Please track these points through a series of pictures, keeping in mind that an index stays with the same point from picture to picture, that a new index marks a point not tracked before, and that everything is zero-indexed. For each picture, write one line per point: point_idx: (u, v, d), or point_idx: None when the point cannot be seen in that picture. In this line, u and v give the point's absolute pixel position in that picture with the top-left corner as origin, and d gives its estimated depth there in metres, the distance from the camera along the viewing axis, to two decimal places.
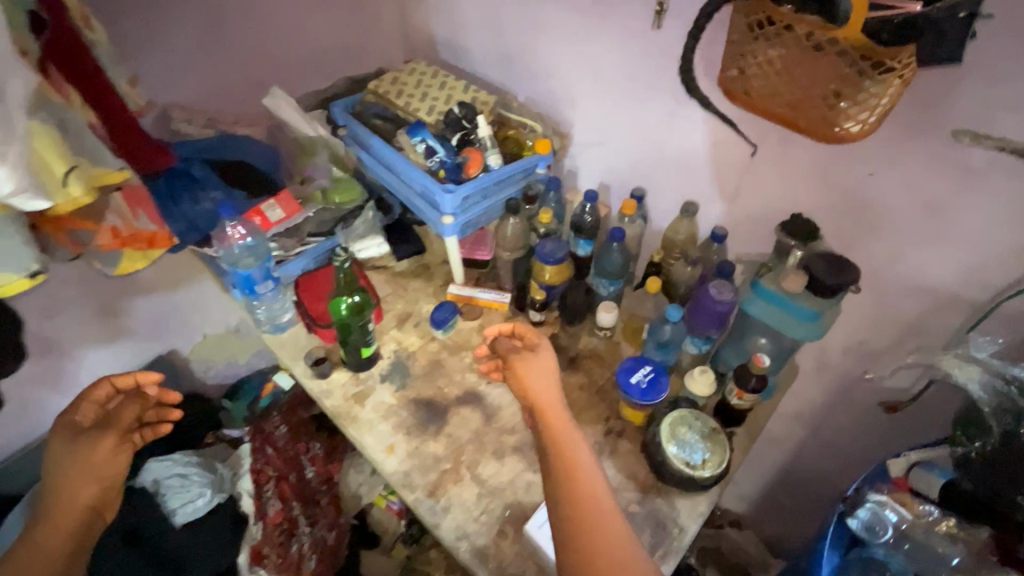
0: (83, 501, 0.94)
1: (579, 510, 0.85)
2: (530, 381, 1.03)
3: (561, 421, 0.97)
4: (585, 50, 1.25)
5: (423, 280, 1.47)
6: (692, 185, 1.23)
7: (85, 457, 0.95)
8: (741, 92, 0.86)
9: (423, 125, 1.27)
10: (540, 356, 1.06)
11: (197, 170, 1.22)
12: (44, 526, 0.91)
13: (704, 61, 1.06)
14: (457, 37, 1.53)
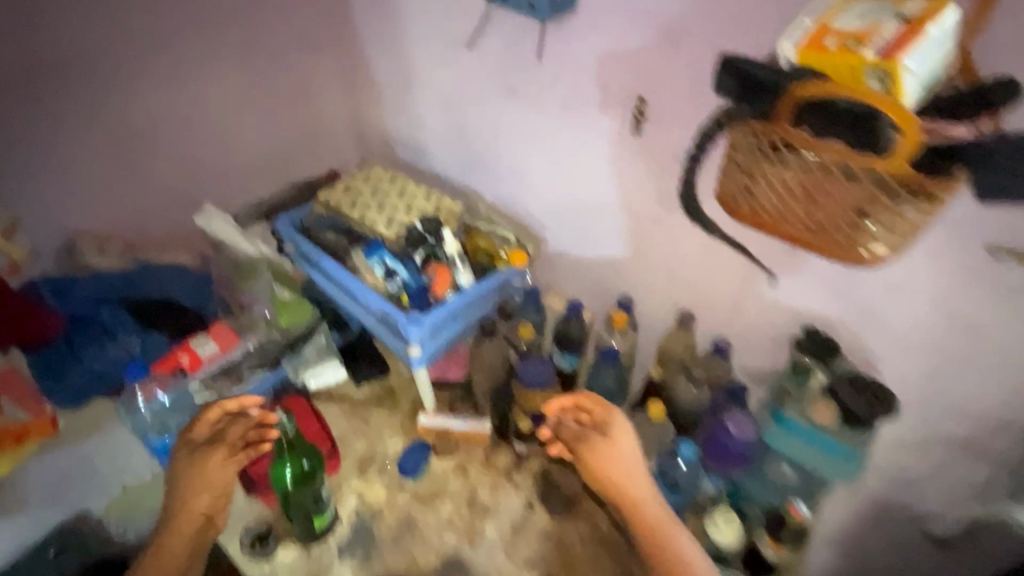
0: (196, 511, 0.93)
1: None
2: (609, 469, 0.94)
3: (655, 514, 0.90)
4: (556, 153, 1.15)
5: (387, 408, 1.27)
6: (687, 292, 1.11)
7: (190, 482, 0.93)
8: (746, 210, 0.73)
9: (381, 243, 1.12)
10: (614, 439, 0.96)
11: (104, 318, 1.13)
12: (159, 552, 0.90)
13: (692, 167, 0.97)
14: (415, 137, 1.42)
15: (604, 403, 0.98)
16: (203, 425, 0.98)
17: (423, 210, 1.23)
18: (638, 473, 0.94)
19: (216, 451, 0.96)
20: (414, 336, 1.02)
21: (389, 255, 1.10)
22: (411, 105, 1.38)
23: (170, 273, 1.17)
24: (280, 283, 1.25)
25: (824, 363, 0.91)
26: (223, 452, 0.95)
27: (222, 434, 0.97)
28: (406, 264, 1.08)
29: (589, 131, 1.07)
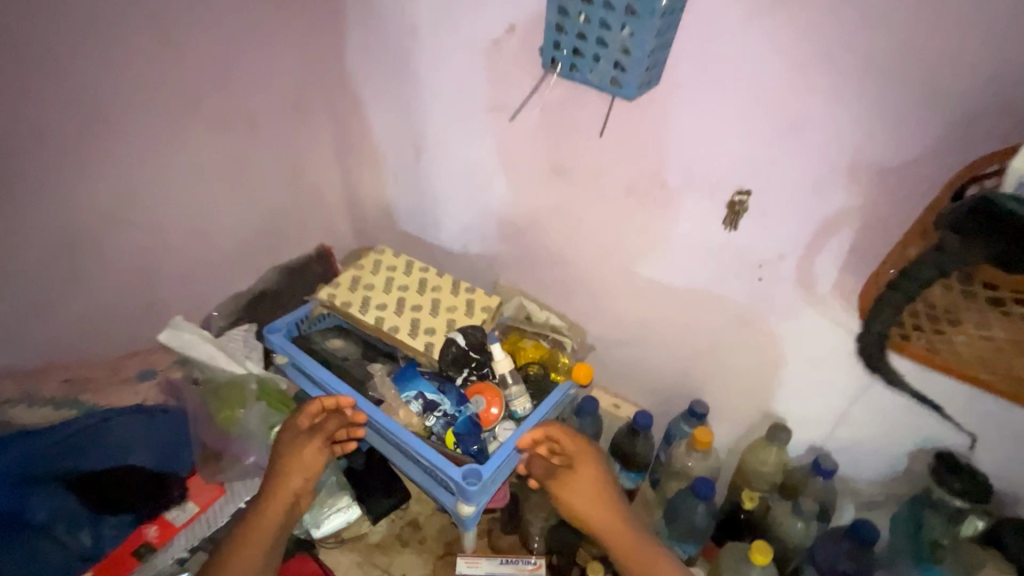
0: (289, 490, 0.86)
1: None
2: (585, 503, 0.86)
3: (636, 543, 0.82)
4: (616, 241, 0.97)
5: (414, 549, 1.05)
6: (777, 402, 0.95)
7: (292, 459, 0.88)
8: (935, 356, 0.60)
9: (415, 369, 0.93)
10: (586, 474, 0.87)
11: (42, 507, 0.80)
12: (257, 519, 0.83)
13: (800, 271, 0.81)
14: (428, 210, 1.21)
15: (566, 431, 0.88)
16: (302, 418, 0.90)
17: (453, 308, 1.01)
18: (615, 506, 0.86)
19: (309, 449, 0.89)
20: (474, 493, 0.76)
21: (427, 384, 0.91)
22: (422, 173, 1.17)
23: (128, 426, 0.89)
24: (274, 408, 0.99)
25: (981, 508, 0.76)
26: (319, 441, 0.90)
27: (320, 428, 0.90)
28: (449, 391, 0.90)
29: (662, 217, 0.90)
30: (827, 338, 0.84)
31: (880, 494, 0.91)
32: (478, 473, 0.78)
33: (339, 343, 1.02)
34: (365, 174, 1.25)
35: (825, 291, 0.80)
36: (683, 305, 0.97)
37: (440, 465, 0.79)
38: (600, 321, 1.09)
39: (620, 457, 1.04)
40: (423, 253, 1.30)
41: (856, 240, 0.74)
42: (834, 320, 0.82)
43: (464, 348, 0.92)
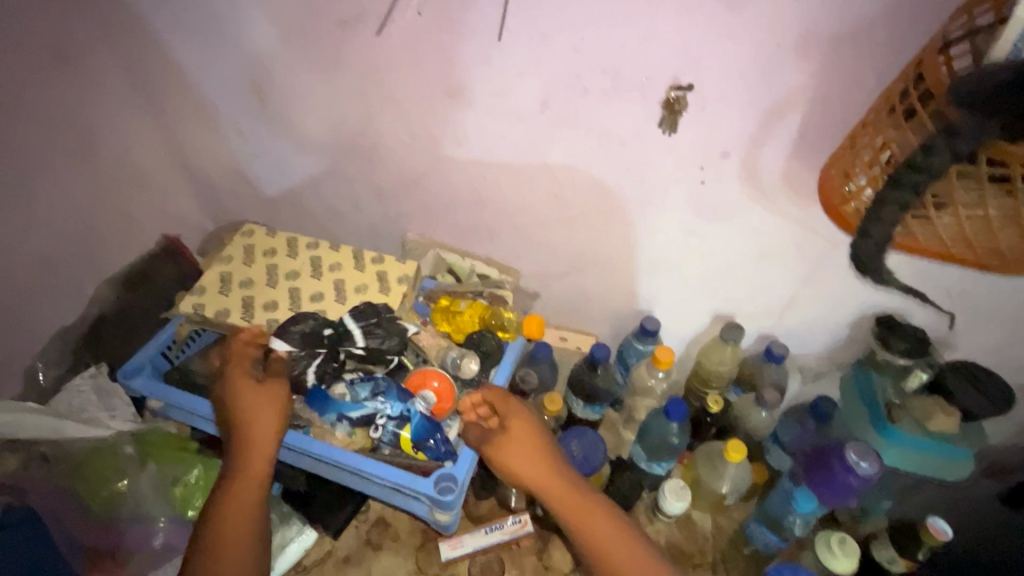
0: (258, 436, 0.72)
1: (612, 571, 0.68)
2: (510, 456, 0.74)
3: (568, 491, 0.72)
4: (533, 167, 0.83)
5: (388, 548, 0.95)
6: (723, 302, 0.93)
7: (252, 399, 0.74)
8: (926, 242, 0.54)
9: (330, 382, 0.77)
10: (515, 427, 0.76)
11: None
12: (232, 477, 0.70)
13: (744, 165, 0.73)
14: (296, 168, 0.97)
15: (499, 394, 0.78)
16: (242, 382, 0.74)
17: (363, 288, 0.85)
18: (549, 455, 0.74)
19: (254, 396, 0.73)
20: (454, 503, 0.70)
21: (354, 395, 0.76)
22: (276, 121, 0.91)
23: None
24: (167, 464, 0.78)
25: (924, 361, 0.81)
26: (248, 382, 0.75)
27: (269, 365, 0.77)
28: (387, 387, 0.77)
29: (588, 132, 0.76)
30: (774, 231, 0.80)
31: (826, 364, 0.95)
32: (452, 480, 0.72)
33: None
34: (193, 133, 0.97)
35: (774, 184, 0.74)
36: (621, 226, 0.87)
37: (407, 484, 0.71)
38: (529, 259, 0.98)
39: (583, 394, 0.97)
40: (306, 221, 1.06)
41: (806, 124, 0.67)
42: (781, 212, 0.77)
43: (297, 352, 0.77)
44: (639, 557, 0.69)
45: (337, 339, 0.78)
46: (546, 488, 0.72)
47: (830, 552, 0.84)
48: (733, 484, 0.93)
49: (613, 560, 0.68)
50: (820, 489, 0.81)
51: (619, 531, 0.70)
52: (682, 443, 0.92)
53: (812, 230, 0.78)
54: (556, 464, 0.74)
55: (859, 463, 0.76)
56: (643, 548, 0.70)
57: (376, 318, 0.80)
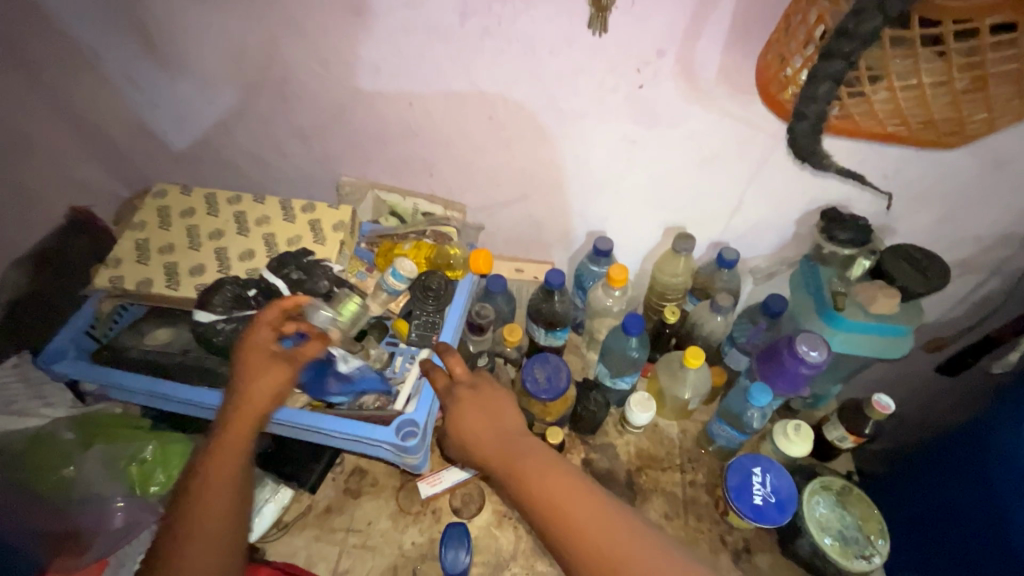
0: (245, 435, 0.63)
1: (566, 533, 0.59)
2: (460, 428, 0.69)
3: (520, 453, 0.65)
4: (461, 88, 0.77)
5: (369, 493, 0.97)
6: (672, 213, 0.92)
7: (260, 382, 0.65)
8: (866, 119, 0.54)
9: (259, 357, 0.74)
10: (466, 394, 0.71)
11: None
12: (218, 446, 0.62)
13: (680, 62, 0.69)
14: (204, 116, 0.88)
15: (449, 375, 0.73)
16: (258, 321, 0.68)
17: (297, 240, 0.79)
18: (507, 425, 0.69)
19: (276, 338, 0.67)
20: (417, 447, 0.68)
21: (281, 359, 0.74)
22: (167, 64, 0.81)
23: None
24: (114, 444, 0.74)
25: (865, 248, 0.82)
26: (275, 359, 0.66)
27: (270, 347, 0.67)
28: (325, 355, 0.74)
29: (511, 41, 0.70)
30: (714, 132, 0.77)
31: (777, 264, 0.96)
32: (413, 425, 0.70)
33: (169, 335, 0.77)
34: (73, 89, 0.85)
35: (713, 80, 0.71)
36: (562, 144, 0.83)
37: (368, 435, 0.69)
38: (472, 190, 0.94)
39: (543, 321, 0.96)
40: (228, 175, 0.98)
41: (739, 8, 0.63)
42: (723, 111, 0.74)
43: (227, 318, 0.72)
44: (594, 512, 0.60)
45: (262, 297, 0.74)
46: (498, 455, 0.66)
47: (786, 438, 0.90)
48: (695, 389, 0.95)
49: (565, 518, 0.59)
50: (776, 381, 0.84)
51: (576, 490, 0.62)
52: (642, 355, 0.93)
53: (755, 126, 0.76)
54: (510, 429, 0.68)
55: (809, 353, 0.80)
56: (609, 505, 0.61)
57: (298, 269, 0.76)
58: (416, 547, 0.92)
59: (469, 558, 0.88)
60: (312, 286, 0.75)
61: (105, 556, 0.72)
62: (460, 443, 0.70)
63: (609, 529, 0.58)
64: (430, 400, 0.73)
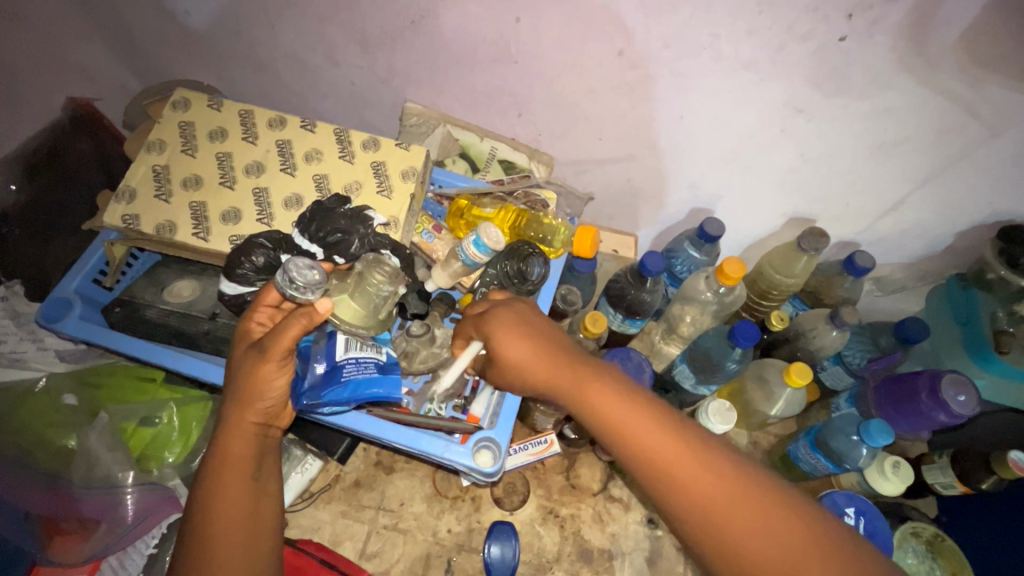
0: (245, 452, 0.50)
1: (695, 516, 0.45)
2: (530, 375, 0.55)
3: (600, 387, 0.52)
4: (596, 8, 0.58)
5: (403, 471, 0.87)
6: (806, 202, 0.75)
7: (255, 389, 0.50)
8: None
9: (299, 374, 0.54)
10: (536, 332, 0.56)
11: None
12: (212, 484, 0.49)
13: (915, 13, 0.51)
14: (245, 3, 0.68)
15: (516, 304, 0.59)
16: (256, 312, 0.54)
17: (356, 187, 0.62)
18: (598, 367, 0.53)
19: (279, 341, 0.50)
20: (497, 472, 0.57)
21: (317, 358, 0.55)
22: None
23: None
24: (126, 406, 0.64)
25: None
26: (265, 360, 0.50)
27: (265, 342, 0.50)
28: (358, 368, 0.55)
29: None
30: (916, 111, 0.59)
31: (911, 277, 0.81)
32: (491, 443, 0.59)
33: (193, 292, 0.63)
34: None
35: (948, 40, 0.52)
36: (706, 100, 0.64)
37: (439, 453, 0.57)
38: (566, 142, 0.76)
39: (624, 307, 0.82)
40: (269, 85, 0.79)
41: None
42: (938, 86, 0.56)
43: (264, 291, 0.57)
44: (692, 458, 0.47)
45: (282, 286, 0.51)
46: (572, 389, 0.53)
47: (881, 476, 0.78)
48: (785, 406, 0.83)
49: (690, 490, 0.45)
50: (898, 421, 0.73)
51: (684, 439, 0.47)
52: (739, 368, 0.79)
53: (970, 111, 0.58)
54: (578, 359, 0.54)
55: (955, 398, 0.66)
56: (734, 464, 0.46)
57: (337, 228, 0.57)
58: (453, 536, 0.84)
59: (515, 559, 0.80)
60: (363, 268, 0.58)
61: (103, 555, 0.60)
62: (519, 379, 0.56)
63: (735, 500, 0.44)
64: (513, 414, 0.61)
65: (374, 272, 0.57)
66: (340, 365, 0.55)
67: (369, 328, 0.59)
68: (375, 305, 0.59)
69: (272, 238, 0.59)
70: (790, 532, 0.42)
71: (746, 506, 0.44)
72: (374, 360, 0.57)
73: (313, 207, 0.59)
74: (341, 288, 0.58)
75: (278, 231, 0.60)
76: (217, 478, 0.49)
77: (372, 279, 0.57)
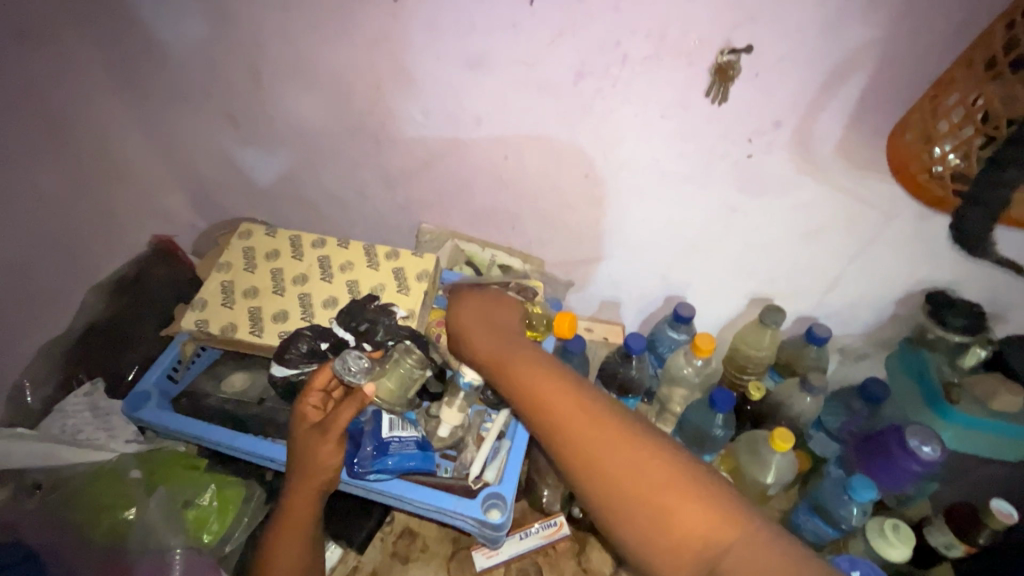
0: (303, 516, 0.60)
1: (569, 444, 0.53)
2: (471, 339, 0.68)
3: (511, 353, 0.64)
4: (562, 146, 0.77)
5: (417, 561, 0.88)
6: (761, 284, 0.88)
7: (313, 460, 0.61)
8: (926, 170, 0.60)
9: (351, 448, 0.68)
10: (486, 318, 0.71)
11: None
12: (276, 539, 0.60)
13: (797, 135, 0.68)
14: (298, 158, 0.89)
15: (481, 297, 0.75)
16: (310, 392, 0.65)
17: (380, 288, 0.77)
18: (522, 345, 0.65)
19: (335, 424, 0.61)
20: (504, 524, 0.66)
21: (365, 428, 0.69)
22: (271, 106, 0.83)
23: None
24: (178, 487, 0.72)
25: (983, 338, 0.78)
26: (321, 439, 0.61)
27: (327, 422, 0.62)
28: (402, 444, 0.67)
29: (614, 111, 0.71)
30: (822, 205, 0.75)
31: (870, 345, 0.91)
32: (499, 499, 0.68)
33: (245, 382, 0.75)
34: (179, 124, 0.88)
35: (829, 152, 0.69)
36: (657, 206, 0.81)
37: (452, 507, 0.66)
38: (552, 247, 0.92)
39: (617, 386, 0.91)
40: (311, 217, 0.98)
41: (864, 88, 0.62)
42: (833, 185, 0.72)
43: (304, 373, 0.69)
44: (579, 402, 0.55)
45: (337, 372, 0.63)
46: (490, 357, 0.65)
47: (886, 540, 0.78)
48: (779, 473, 0.87)
49: (575, 434, 0.53)
50: (885, 477, 0.77)
51: (571, 385, 0.57)
52: (727, 434, 0.86)
53: (866, 202, 0.73)
54: (506, 334, 0.68)
55: (921, 448, 0.73)
56: (611, 410, 0.54)
57: (366, 319, 0.72)
58: None
59: None
60: (397, 355, 0.70)
61: None
62: (461, 348, 0.69)
63: (608, 432, 0.52)
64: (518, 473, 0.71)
65: (406, 357, 0.70)
66: (387, 442, 0.67)
67: (402, 406, 0.70)
68: (409, 387, 0.70)
69: (314, 330, 0.72)
70: (649, 456, 0.50)
71: (617, 435, 0.52)
72: (414, 438, 0.69)
73: (349, 305, 0.74)
74: (382, 372, 0.69)
75: (318, 324, 0.73)
76: (277, 537, 0.60)
77: (409, 365, 0.70)
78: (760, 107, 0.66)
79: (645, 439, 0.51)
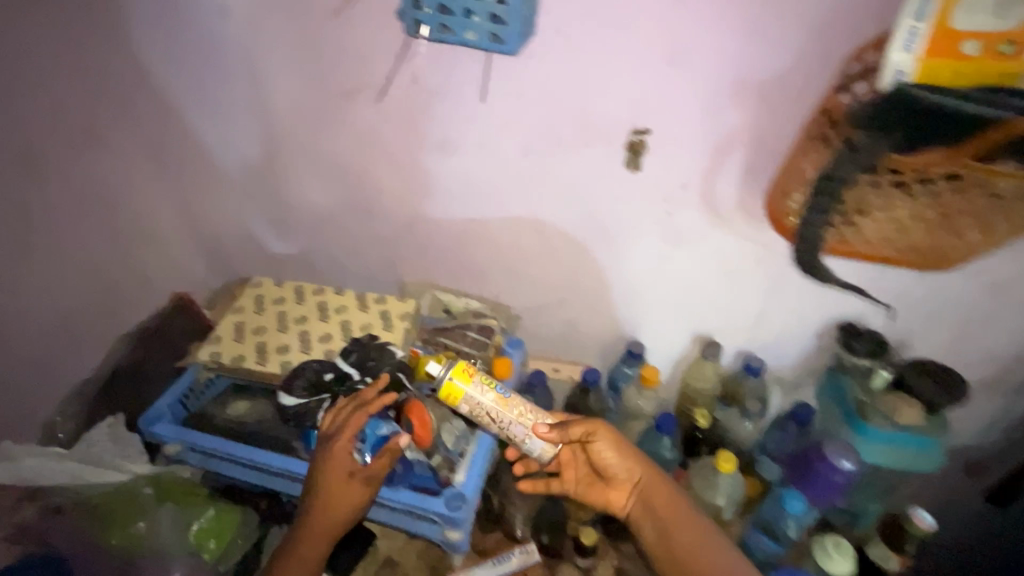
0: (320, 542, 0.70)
1: (678, 567, 0.78)
2: (615, 493, 0.85)
3: (654, 495, 0.82)
4: (517, 208, 0.93)
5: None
6: (700, 322, 1.01)
7: (341, 495, 0.71)
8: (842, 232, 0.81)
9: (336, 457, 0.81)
10: (622, 460, 0.84)
11: None
12: (297, 556, 0.69)
13: (703, 192, 0.83)
14: (300, 224, 1.06)
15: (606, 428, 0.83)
16: (345, 433, 0.74)
17: (368, 326, 0.91)
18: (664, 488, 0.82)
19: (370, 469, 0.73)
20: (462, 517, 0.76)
21: None
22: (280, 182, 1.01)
23: None
24: (184, 506, 0.81)
25: (884, 361, 0.88)
26: (355, 483, 0.72)
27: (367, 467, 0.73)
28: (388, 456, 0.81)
29: (560, 180, 0.87)
30: (736, 250, 0.89)
31: (803, 375, 1.01)
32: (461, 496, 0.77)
33: (247, 408, 0.86)
34: (204, 199, 1.05)
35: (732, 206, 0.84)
36: (603, 255, 0.96)
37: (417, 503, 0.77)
38: (519, 296, 1.06)
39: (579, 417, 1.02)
40: (310, 275, 1.13)
41: (747, 157, 0.78)
42: (741, 232, 0.87)
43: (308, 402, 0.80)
44: (697, 539, 0.79)
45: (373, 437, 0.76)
46: (637, 507, 0.83)
47: (827, 554, 0.86)
48: (730, 497, 0.95)
49: (688, 559, 0.77)
50: (808, 491, 0.86)
51: (700, 532, 0.79)
52: (676, 455, 0.96)
53: (771, 246, 0.87)
54: (640, 484, 0.83)
55: (840, 461, 0.82)
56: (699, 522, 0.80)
57: (363, 352, 0.84)
58: None
59: None
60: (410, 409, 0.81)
61: None
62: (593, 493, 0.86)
63: (714, 566, 0.76)
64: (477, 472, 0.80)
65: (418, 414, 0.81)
66: None
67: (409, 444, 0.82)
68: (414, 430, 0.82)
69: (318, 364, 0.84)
70: (726, 568, 0.76)
71: (702, 557, 0.77)
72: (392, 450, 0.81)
73: (348, 342, 0.87)
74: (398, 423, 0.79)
75: (319, 358, 0.85)
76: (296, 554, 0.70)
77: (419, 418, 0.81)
78: (669, 170, 0.82)
79: (724, 553, 0.77)
